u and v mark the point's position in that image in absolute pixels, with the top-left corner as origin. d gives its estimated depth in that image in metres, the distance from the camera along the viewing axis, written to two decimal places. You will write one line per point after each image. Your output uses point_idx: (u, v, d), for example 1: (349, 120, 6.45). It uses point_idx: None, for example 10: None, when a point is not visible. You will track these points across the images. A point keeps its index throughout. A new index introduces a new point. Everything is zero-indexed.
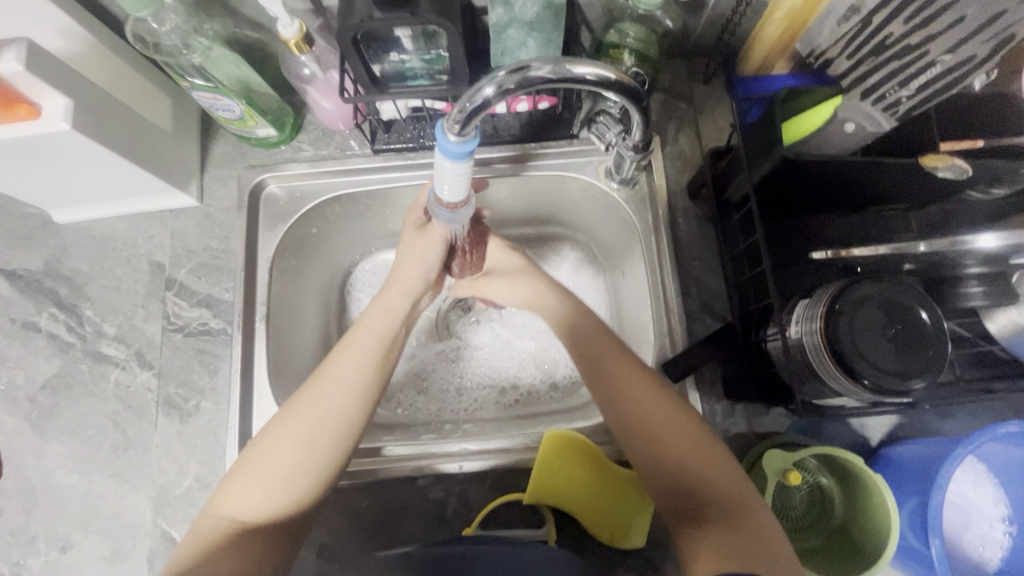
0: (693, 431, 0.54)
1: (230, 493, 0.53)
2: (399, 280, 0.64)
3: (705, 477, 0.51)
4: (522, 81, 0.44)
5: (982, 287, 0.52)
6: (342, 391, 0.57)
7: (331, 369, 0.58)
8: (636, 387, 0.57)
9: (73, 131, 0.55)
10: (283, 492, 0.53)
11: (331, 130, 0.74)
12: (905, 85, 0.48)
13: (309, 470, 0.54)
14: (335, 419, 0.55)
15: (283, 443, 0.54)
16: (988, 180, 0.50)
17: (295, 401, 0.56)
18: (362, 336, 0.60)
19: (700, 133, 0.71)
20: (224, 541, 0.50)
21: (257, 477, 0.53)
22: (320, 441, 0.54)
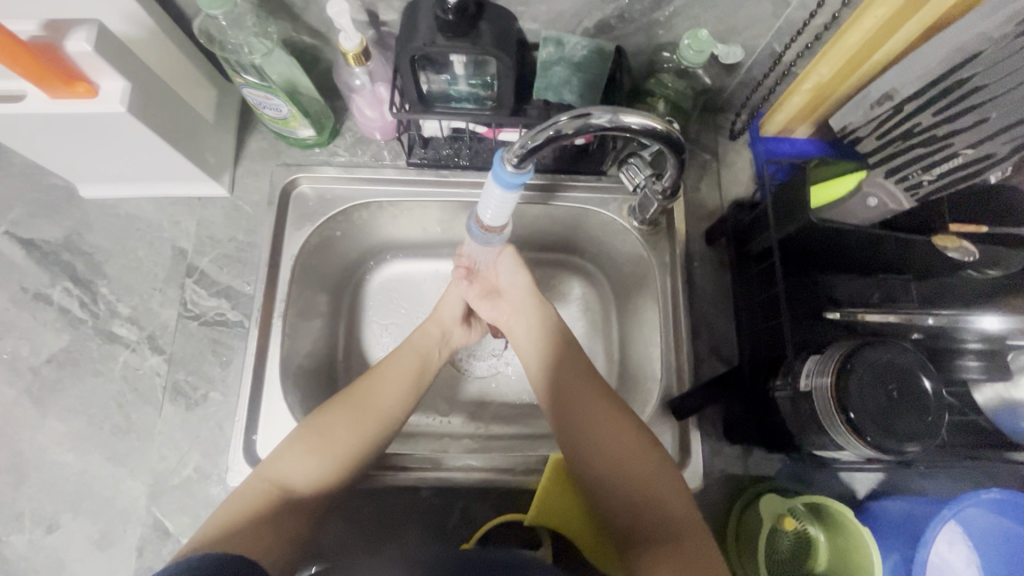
0: (647, 462, 0.56)
1: (283, 460, 0.55)
2: (437, 316, 0.73)
3: (654, 492, 0.54)
4: (582, 127, 0.47)
5: (981, 363, 0.56)
6: (395, 384, 0.63)
7: (382, 370, 0.64)
8: (597, 396, 0.61)
9: (126, 114, 0.56)
10: (331, 467, 0.56)
11: (368, 138, 0.76)
12: (929, 170, 0.53)
13: (350, 443, 0.57)
14: (381, 412, 0.61)
15: (337, 424, 0.58)
16: (989, 263, 0.54)
17: (350, 392, 0.61)
18: (409, 347, 0.68)
19: (720, 184, 0.75)
20: (264, 506, 0.51)
21: (304, 449, 0.56)
22: (367, 427, 0.59)
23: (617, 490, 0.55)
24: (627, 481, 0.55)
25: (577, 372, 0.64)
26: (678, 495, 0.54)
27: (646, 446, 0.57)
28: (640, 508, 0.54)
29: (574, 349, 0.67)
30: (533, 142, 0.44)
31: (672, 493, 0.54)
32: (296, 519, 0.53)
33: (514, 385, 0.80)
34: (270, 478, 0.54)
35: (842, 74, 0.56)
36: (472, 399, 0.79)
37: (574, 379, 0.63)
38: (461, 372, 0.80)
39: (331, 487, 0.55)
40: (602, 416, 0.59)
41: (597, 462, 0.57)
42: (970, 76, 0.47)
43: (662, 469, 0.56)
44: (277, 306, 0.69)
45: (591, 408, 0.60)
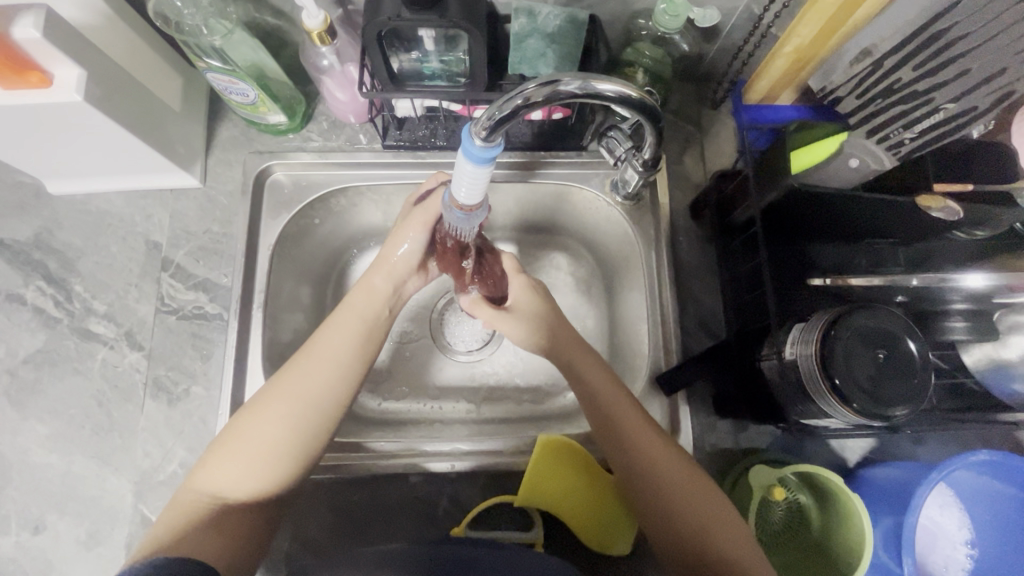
0: (679, 465, 0.55)
1: (212, 467, 0.52)
2: (384, 263, 0.64)
3: (705, 525, 0.52)
4: (551, 95, 0.45)
5: (966, 323, 0.55)
6: (331, 367, 0.57)
7: (316, 349, 0.58)
8: (630, 424, 0.57)
9: (83, 103, 0.54)
10: (268, 472, 0.52)
11: (342, 122, 0.74)
12: (909, 128, 0.51)
13: (288, 445, 0.53)
14: (317, 397, 0.55)
15: (270, 418, 0.54)
16: (975, 223, 0.53)
17: (279, 381, 0.56)
18: (347, 316, 0.61)
19: (704, 155, 0.73)
20: (205, 514, 0.50)
21: (239, 450, 0.53)
22: (302, 421, 0.54)
23: (664, 523, 0.54)
24: (659, 486, 0.54)
25: (608, 399, 0.58)
26: (732, 530, 0.52)
27: (689, 475, 0.55)
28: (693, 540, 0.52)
29: (602, 371, 0.60)
30: (500, 112, 0.43)
31: (722, 522, 0.52)
32: (241, 520, 0.51)
33: (508, 367, 0.79)
34: (207, 482, 0.52)
35: (822, 37, 0.55)
36: (461, 383, 0.78)
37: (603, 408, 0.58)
38: (447, 360, 0.79)
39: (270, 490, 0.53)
40: (639, 449, 0.56)
41: (647, 497, 0.55)
42: (949, 27, 0.46)
43: (712, 497, 0.54)
44: (256, 297, 0.68)
45: (628, 442, 0.56)
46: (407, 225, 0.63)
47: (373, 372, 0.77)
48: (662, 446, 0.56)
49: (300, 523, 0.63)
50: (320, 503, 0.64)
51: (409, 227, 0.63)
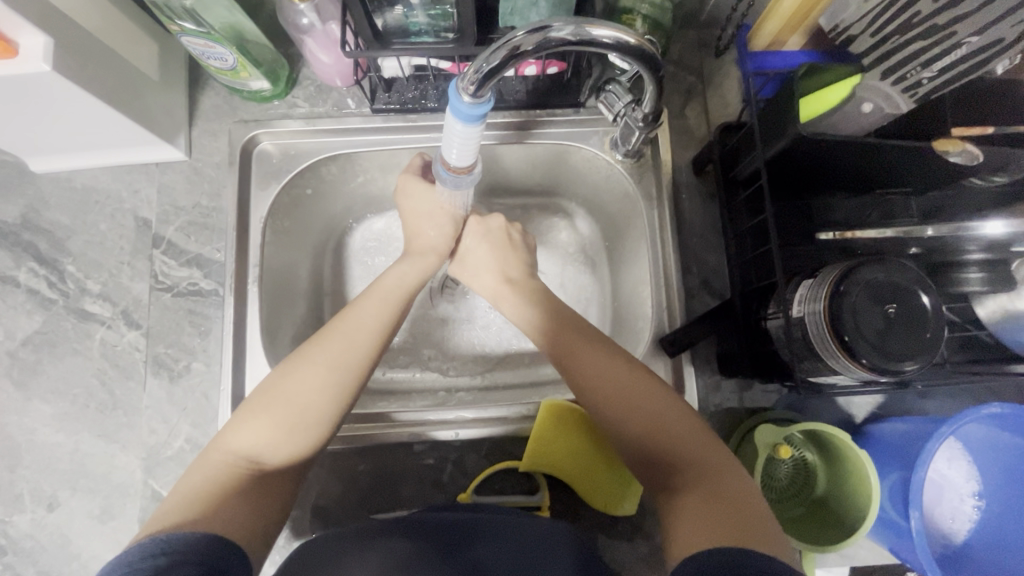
0: (654, 398, 0.54)
1: (243, 430, 0.51)
2: (422, 240, 0.65)
3: (667, 428, 0.52)
4: (542, 43, 0.42)
5: (983, 274, 0.53)
6: (363, 335, 0.57)
7: (351, 320, 0.57)
8: (583, 344, 0.58)
9: (53, 73, 0.51)
10: (301, 437, 0.52)
11: (328, 86, 0.71)
12: (928, 65, 0.48)
13: (324, 411, 0.53)
14: (347, 363, 0.55)
15: (301, 384, 0.53)
16: (995, 167, 0.50)
17: (315, 348, 0.55)
18: (386, 289, 0.61)
19: (707, 108, 0.70)
20: (236, 481, 0.49)
21: (268, 416, 0.52)
22: (338, 389, 0.54)
23: (630, 434, 0.54)
24: (635, 423, 0.53)
25: (563, 327, 0.60)
26: (702, 438, 0.52)
27: (647, 383, 0.55)
28: (659, 450, 0.52)
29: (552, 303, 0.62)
30: (489, 64, 0.40)
31: (686, 427, 0.52)
32: (272, 486, 0.51)
33: (511, 336, 0.78)
34: (235, 449, 0.51)
35: None
36: (465, 352, 0.77)
37: (559, 334, 0.59)
38: (448, 328, 0.78)
39: (300, 456, 0.53)
40: (597, 363, 0.56)
41: (622, 436, 0.54)
42: None
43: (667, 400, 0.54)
44: (250, 272, 0.66)
45: (600, 357, 0.57)
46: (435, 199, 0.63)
47: None
48: (624, 366, 0.56)
49: (308, 492, 0.63)
50: (326, 473, 0.64)
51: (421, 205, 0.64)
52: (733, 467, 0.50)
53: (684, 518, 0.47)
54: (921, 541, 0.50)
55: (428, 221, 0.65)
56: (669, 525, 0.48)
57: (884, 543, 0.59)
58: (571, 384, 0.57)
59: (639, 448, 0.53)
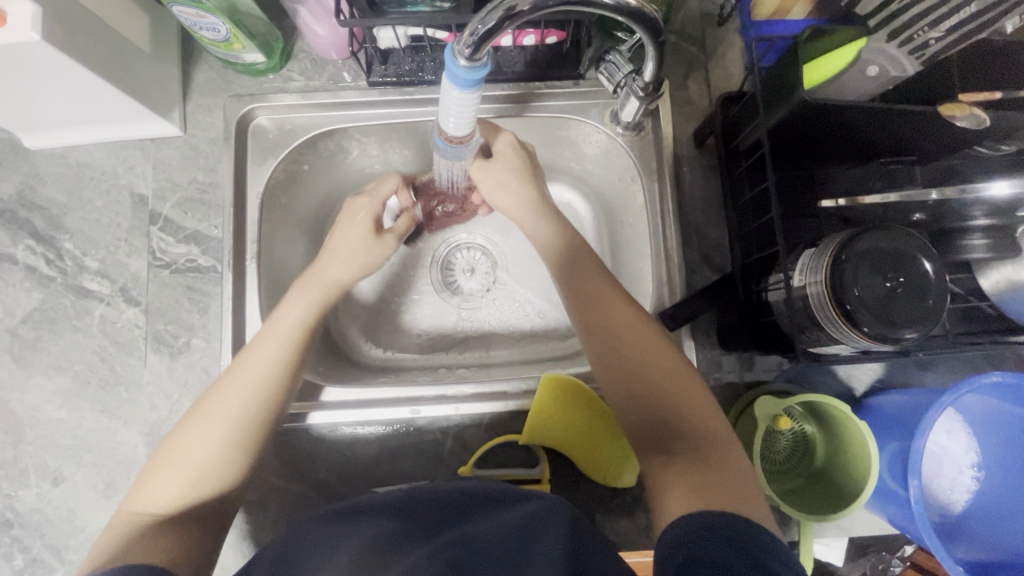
0: (667, 364, 0.54)
1: (149, 485, 0.50)
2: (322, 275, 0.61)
3: (673, 393, 0.52)
4: (539, 4, 0.41)
5: (986, 240, 0.53)
6: (258, 382, 0.54)
7: (245, 366, 0.54)
8: (608, 298, 0.57)
9: (43, 43, 0.50)
10: (209, 482, 0.51)
11: (323, 60, 0.70)
12: (936, 25, 0.46)
13: (225, 457, 0.51)
14: (252, 415, 0.53)
15: (197, 438, 0.51)
16: (1000, 133, 0.50)
17: (206, 400, 0.53)
18: (278, 328, 0.57)
19: (710, 78, 0.69)
20: (146, 532, 0.47)
21: (174, 471, 0.50)
22: (235, 437, 0.52)
23: (634, 396, 0.53)
24: (643, 386, 0.53)
25: (597, 279, 0.59)
26: (705, 412, 0.52)
27: (666, 352, 0.55)
28: (663, 417, 0.52)
29: (587, 255, 0.61)
30: (484, 26, 0.39)
31: (692, 397, 0.52)
32: (189, 531, 0.49)
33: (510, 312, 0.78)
34: (144, 506, 0.49)
35: None
36: (463, 329, 0.77)
37: (586, 289, 0.59)
38: (446, 305, 0.78)
39: (210, 497, 0.51)
40: (616, 320, 0.56)
41: (631, 395, 0.54)
42: None
43: (677, 368, 0.54)
44: (248, 249, 0.66)
45: (618, 314, 0.57)
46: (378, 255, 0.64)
47: (372, 318, 0.77)
48: (643, 327, 0.56)
49: (311, 466, 0.64)
50: (326, 447, 0.64)
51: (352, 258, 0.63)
52: (733, 442, 0.51)
53: (678, 492, 0.47)
54: (919, 509, 0.51)
55: (333, 261, 0.62)
56: (659, 491, 0.49)
57: (883, 514, 0.59)
58: (586, 334, 0.57)
59: (642, 412, 0.53)
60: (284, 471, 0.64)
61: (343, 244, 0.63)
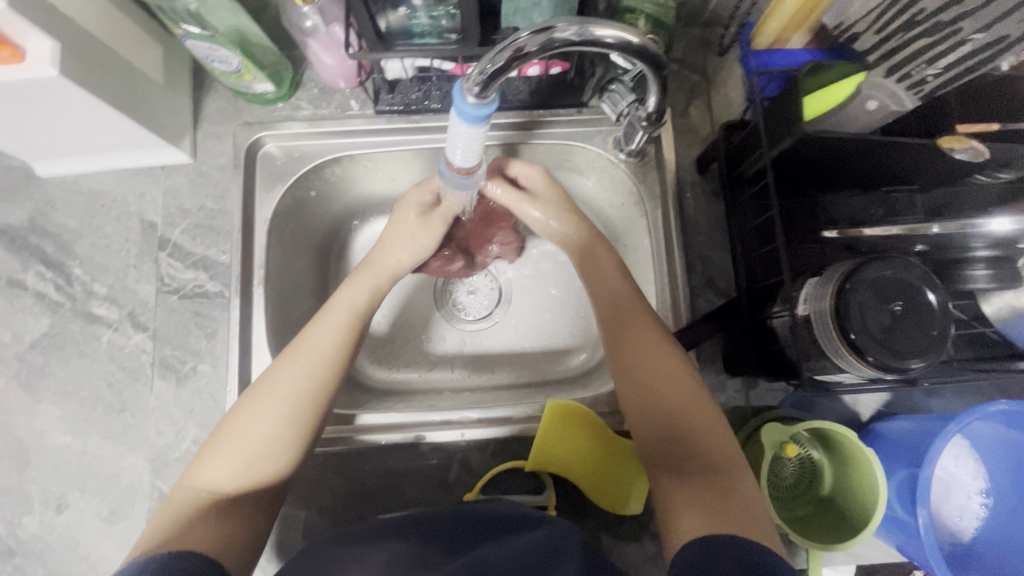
0: (685, 382, 0.55)
1: (206, 466, 0.51)
2: (388, 260, 0.65)
3: (689, 413, 0.54)
4: (546, 44, 0.42)
5: (989, 270, 0.53)
6: (320, 361, 0.56)
7: (307, 348, 0.56)
8: (635, 315, 0.60)
9: (60, 77, 0.52)
10: (264, 466, 0.51)
11: (332, 88, 0.71)
12: (932, 63, 0.48)
13: (284, 441, 0.52)
14: (311, 395, 0.54)
15: (257, 419, 0.52)
16: (998, 164, 0.50)
17: (266, 380, 0.54)
18: (338, 309, 0.60)
19: (711, 106, 0.70)
20: (200, 512, 0.48)
21: (233, 451, 0.51)
22: (293, 421, 0.53)
23: (648, 410, 0.56)
24: (658, 401, 0.55)
25: (624, 295, 0.62)
26: (716, 433, 0.53)
27: (684, 370, 0.56)
28: (676, 432, 0.53)
29: (619, 272, 0.64)
30: (492, 66, 0.41)
31: (703, 417, 0.53)
32: (242, 513, 0.50)
33: (516, 336, 0.77)
34: (202, 485, 0.50)
35: None
36: (469, 349, 0.77)
37: (614, 305, 0.62)
38: (452, 326, 0.78)
39: (265, 480, 0.52)
40: (642, 336, 0.59)
41: (645, 408, 0.56)
42: None
43: (697, 389, 0.55)
44: (256, 274, 0.67)
45: (641, 329, 0.59)
46: (421, 239, 0.66)
47: (376, 339, 0.77)
48: (664, 344, 0.58)
49: (316, 492, 0.64)
50: (333, 473, 0.64)
51: (417, 242, 0.66)
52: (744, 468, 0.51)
53: (683, 504, 0.49)
54: (929, 539, 0.50)
55: (395, 250, 0.66)
56: (667, 505, 0.50)
57: (891, 541, 0.59)
58: (610, 346, 0.60)
59: (656, 426, 0.55)
60: (290, 497, 0.63)
61: (412, 230, 0.66)
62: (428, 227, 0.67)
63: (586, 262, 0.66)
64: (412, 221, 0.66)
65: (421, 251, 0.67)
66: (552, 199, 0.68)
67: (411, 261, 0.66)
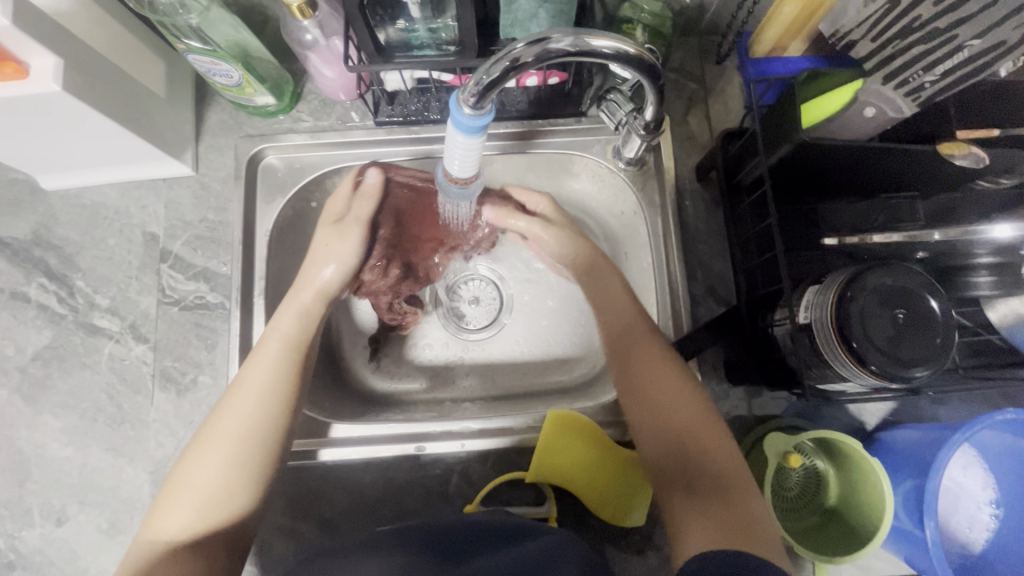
0: (693, 403, 0.55)
1: (162, 515, 0.51)
2: (315, 276, 0.65)
3: (699, 433, 0.53)
4: (541, 54, 0.42)
5: (991, 277, 0.53)
6: (259, 395, 0.56)
7: (245, 384, 0.56)
8: (641, 335, 0.60)
9: (62, 92, 0.52)
10: (219, 509, 0.51)
11: (332, 100, 0.72)
12: (929, 70, 0.46)
13: (234, 480, 0.52)
14: (253, 430, 0.54)
15: (205, 463, 0.52)
16: (1000, 169, 0.50)
17: (209, 424, 0.55)
18: (270, 341, 0.59)
19: (710, 114, 0.70)
20: (158, 562, 0.48)
21: (186, 498, 0.51)
22: (239, 459, 0.53)
23: (656, 431, 0.55)
24: (666, 422, 0.55)
25: (630, 317, 0.62)
26: (727, 453, 0.52)
27: (690, 391, 0.56)
28: (684, 454, 0.53)
29: (625, 294, 0.64)
30: (488, 77, 0.41)
31: (713, 438, 0.53)
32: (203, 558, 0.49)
33: (519, 345, 0.77)
34: (160, 536, 0.50)
35: None
36: (470, 359, 0.77)
37: (620, 327, 0.62)
38: (453, 335, 0.77)
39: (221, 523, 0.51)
40: (648, 357, 0.58)
41: (653, 429, 0.55)
42: None
43: (706, 411, 0.55)
44: (256, 285, 0.67)
45: (647, 350, 0.59)
46: (338, 244, 0.66)
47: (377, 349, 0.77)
48: (671, 365, 0.57)
49: (316, 505, 0.63)
50: (332, 485, 0.64)
51: (333, 249, 0.66)
52: (754, 490, 0.50)
53: (694, 526, 0.48)
54: (937, 552, 0.49)
55: (322, 263, 0.66)
56: (677, 528, 0.49)
57: (898, 553, 0.58)
58: (617, 367, 0.60)
59: (665, 447, 0.54)
60: (289, 510, 0.63)
61: (332, 236, 0.67)
62: (345, 231, 0.67)
63: (593, 285, 0.66)
64: (330, 231, 0.67)
65: (343, 257, 0.66)
66: (556, 225, 0.70)
67: (340, 273, 0.66)
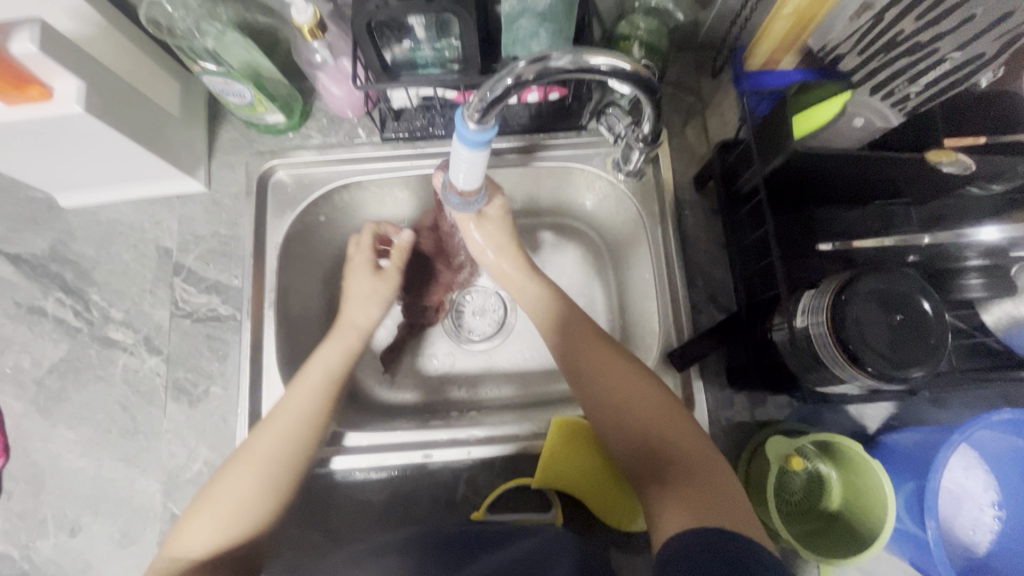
0: (649, 392, 0.57)
1: (185, 530, 0.53)
2: (354, 321, 0.68)
3: (655, 421, 0.55)
4: (541, 71, 0.44)
5: (982, 279, 0.53)
6: (297, 421, 0.58)
7: (284, 411, 0.58)
8: (589, 337, 0.62)
9: (84, 113, 0.54)
10: (241, 526, 0.53)
11: (340, 117, 0.75)
12: (914, 81, 0.50)
13: (263, 500, 0.54)
14: (289, 457, 0.56)
15: (237, 484, 0.54)
16: (989, 176, 0.52)
17: (245, 446, 0.57)
18: (312, 371, 0.62)
19: (707, 127, 0.72)
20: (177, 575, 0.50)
21: (211, 515, 0.53)
22: (271, 482, 0.55)
23: (618, 426, 0.56)
24: (625, 415, 0.56)
25: (577, 321, 0.64)
26: (689, 433, 0.53)
27: (645, 382, 0.58)
28: (649, 443, 0.54)
29: (567, 300, 0.67)
30: (491, 94, 0.43)
31: (674, 422, 0.54)
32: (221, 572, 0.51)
33: (524, 353, 0.78)
34: (182, 551, 0.51)
35: None
36: (477, 368, 0.78)
37: (570, 330, 0.64)
38: (459, 345, 0.79)
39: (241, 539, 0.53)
40: (598, 356, 0.60)
41: (615, 425, 0.57)
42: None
43: (662, 397, 0.56)
44: (267, 297, 0.68)
45: (597, 350, 0.61)
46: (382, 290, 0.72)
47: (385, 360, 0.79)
48: (620, 361, 0.59)
49: (325, 514, 0.64)
50: (340, 494, 0.65)
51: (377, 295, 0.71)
52: (723, 465, 0.51)
53: (668, 508, 0.48)
54: (938, 551, 0.50)
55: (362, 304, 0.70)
56: (655, 515, 0.49)
57: (903, 555, 0.58)
58: (570, 371, 0.62)
59: (630, 440, 0.55)
60: (298, 519, 0.64)
61: (368, 283, 0.72)
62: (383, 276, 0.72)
63: (547, 286, 0.69)
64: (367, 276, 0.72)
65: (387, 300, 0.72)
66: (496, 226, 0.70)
67: (380, 311, 0.71)
